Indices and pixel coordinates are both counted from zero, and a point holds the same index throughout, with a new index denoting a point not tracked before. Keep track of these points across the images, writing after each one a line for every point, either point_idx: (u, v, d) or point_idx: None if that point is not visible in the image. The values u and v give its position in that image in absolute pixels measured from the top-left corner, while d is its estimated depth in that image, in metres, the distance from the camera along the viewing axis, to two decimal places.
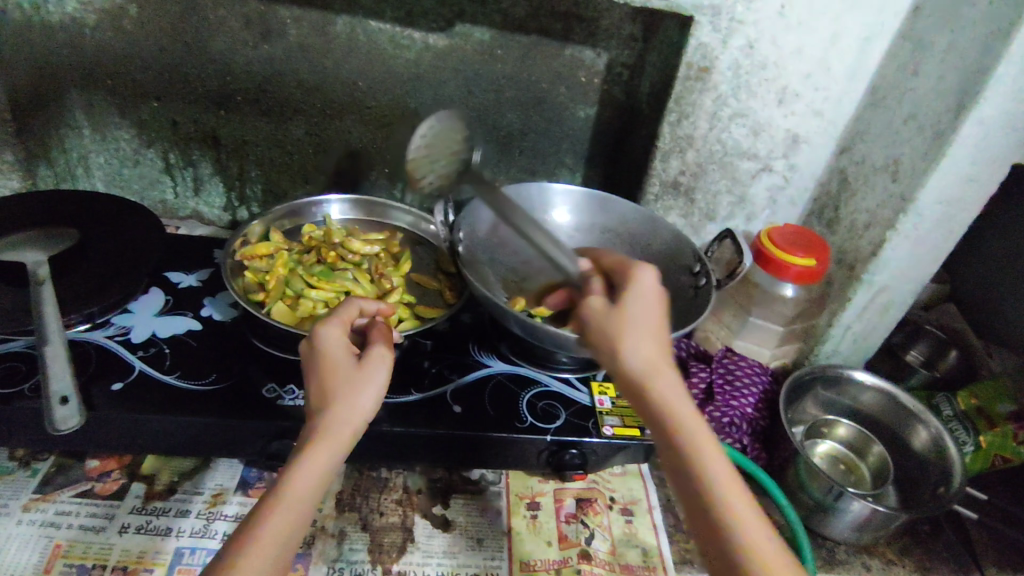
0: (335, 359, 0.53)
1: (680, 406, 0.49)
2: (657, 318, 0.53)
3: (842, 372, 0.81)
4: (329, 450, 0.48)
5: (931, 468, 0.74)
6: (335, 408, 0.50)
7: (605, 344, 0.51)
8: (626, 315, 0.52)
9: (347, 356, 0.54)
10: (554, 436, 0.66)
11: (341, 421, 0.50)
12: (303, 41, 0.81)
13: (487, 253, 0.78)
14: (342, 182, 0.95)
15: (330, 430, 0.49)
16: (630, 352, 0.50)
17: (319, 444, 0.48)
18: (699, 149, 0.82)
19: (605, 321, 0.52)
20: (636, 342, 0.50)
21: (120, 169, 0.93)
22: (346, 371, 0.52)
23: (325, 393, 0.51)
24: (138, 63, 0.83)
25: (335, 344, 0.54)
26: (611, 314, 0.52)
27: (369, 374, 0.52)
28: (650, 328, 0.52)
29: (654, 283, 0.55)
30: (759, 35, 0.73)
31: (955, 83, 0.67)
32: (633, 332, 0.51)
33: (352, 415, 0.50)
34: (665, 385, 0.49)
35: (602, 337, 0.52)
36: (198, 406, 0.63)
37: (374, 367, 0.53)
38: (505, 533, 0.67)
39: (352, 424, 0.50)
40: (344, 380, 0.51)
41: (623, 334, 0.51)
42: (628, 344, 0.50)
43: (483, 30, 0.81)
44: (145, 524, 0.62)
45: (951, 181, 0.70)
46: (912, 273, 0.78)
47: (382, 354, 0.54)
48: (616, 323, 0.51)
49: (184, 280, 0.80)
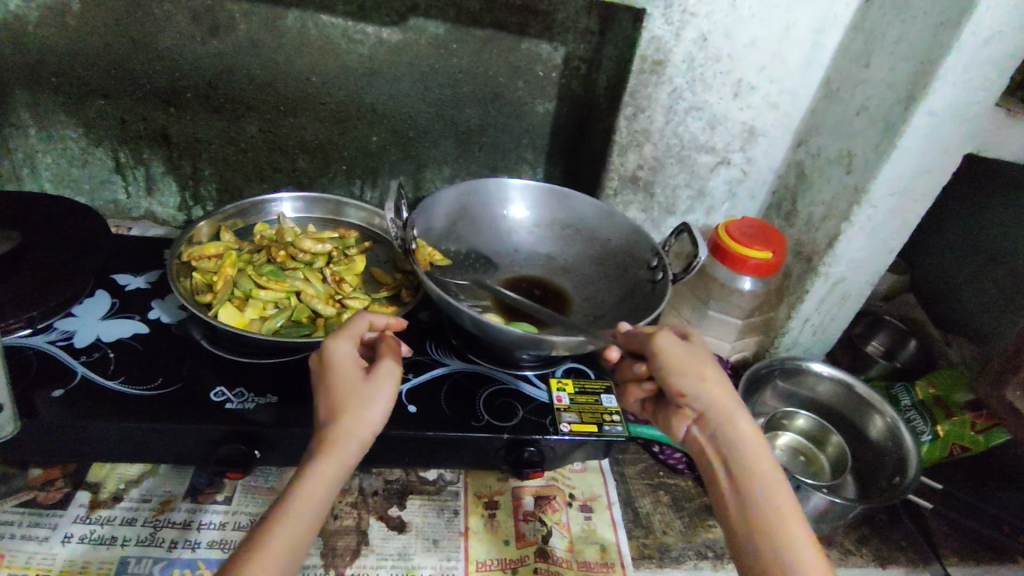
0: (346, 374, 0.53)
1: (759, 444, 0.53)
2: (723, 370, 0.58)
3: (800, 364, 0.81)
4: (335, 463, 0.49)
5: (889, 456, 0.75)
6: (342, 423, 0.50)
7: (695, 372, 0.55)
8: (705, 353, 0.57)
9: (355, 369, 0.53)
10: (510, 434, 0.65)
11: (347, 435, 0.50)
12: (254, 35, 0.79)
13: (443, 251, 0.77)
14: (298, 180, 0.93)
15: (337, 445, 0.50)
16: (718, 384, 0.55)
17: (326, 458, 0.49)
18: (656, 143, 0.82)
19: (691, 351, 0.56)
20: (723, 377, 0.56)
21: (69, 169, 0.90)
22: (354, 384, 0.52)
23: (332, 405, 0.51)
24: (83, 60, 0.80)
25: (346, 357, 0.54)
26: (693, 351, 0.57)
27: (374, 386, 0.52)
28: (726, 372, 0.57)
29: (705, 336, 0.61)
30: (712, 27, 0.72)
31: (905, 74, 0.67)
32: (713, 370, 0.56)
33: (358, 429, 0.51)
34: (744, 422, 0.54)
35: (690, 364, 0.55)
36: (142, 412, 0.61)
37: (381, 381, 0.53)
38: (461, 534, 0.66)
39: (359, 436, 0.51)
40: (353, 395, 0.52)
41: (709, 367, 0.56)
42: (715, 380, 0.55)
43: (438, 24, 0.80)
44: (89, 534, 0.60)
45: (902, 172, 0.70)
46: (868, 264, 0.78)
47: (390, 366, 0.54)
48: (701, 357, 0.56)
49: (132, 282, 0.78)
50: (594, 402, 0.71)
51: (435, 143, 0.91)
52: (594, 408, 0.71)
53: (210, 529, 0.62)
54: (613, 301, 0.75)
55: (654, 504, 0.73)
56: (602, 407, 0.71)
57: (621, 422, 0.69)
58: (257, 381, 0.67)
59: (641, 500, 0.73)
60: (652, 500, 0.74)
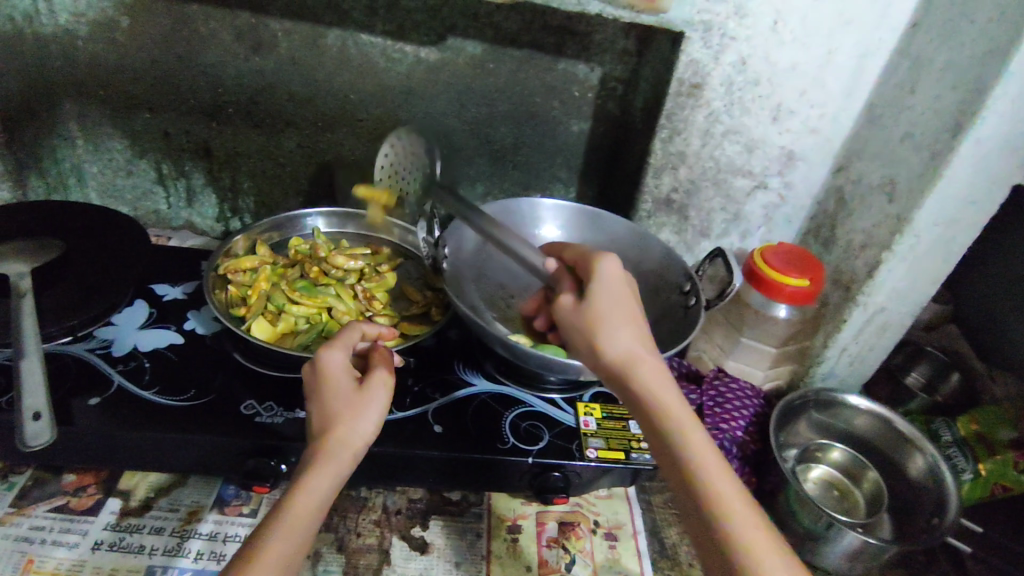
0: (336, 383, 0.54)
1: (665, 391, 0.50)
2: (633, 304, 0.54)
3: (835, 395, 0.79)
4: (329, 476, 0.49)
5: (927, 495, 0.72)
6: (335, 435, 0.51)
7: (586, 338, 0.53)
8: (600, 305, 0.53)
9: (351, 384, 0.55)
10: (536, 458, 0.65)
11: (341, 444, 0.51)
12: (295, 54, 0.81)
13: (474, 271, 0.77)
14: (333, 195, 0.94)
15: (332, 454, 0.50)
16: (611, 339, 0.52)
17: (320, 466, 0.49)
18: (692, 166, 0.81)
19: (582, 309, 0.53)
20: (620, 326, 0.52)
21: (114, 179, 0.93)
22: (349, 394, 0.54)
23: (327, 417, 0.52)
24: (130, 74, 0.83)
25: (340, 367, 0.55)
26: (588, 306, 0.53)
27: (372, 402, 0.54)
28: (633, 311, 0.54)
29: (618, 267, 0.55)
30: (752, 51, 0.71)
31: (952, 102, 0.65)
32: (612, 324, 0.52)
33: (353, 439, 0.51)
34: (649, 372, 0.51)
35: (581, 329, 0.53)
36: (174, 423, 0.62)
37: (374, 391, 0.54)
38: (483, 557, 0.65)
39: (353, 445, 0.51)
40: (346, 405, 0.53)
41: (602, 320, 0.53)
42: (609, 336, 0.52)
43: (475, 44, 0.81)
44: (118, 542, 0.61)
45: (948, 202, 0.68)
46: (909, 294, 0.76)
47: (383, 378, 0.56)
48: (594, 311, 0.53)
49: (169, 292, 0.79)
50: (622, 429, 0.70)
51: (469, 160, 0.91)
52: (621, 435, 0.70)
53: (235, 542, 0.62)
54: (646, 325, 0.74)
55: (680, 535, 0.71)
56: (630, 434, 0.70)
57: (649, 450, 0.68)
58: (286, 395, 0.67)
59: (667, 530, 0.72)
60: (679, 531, 0.72)
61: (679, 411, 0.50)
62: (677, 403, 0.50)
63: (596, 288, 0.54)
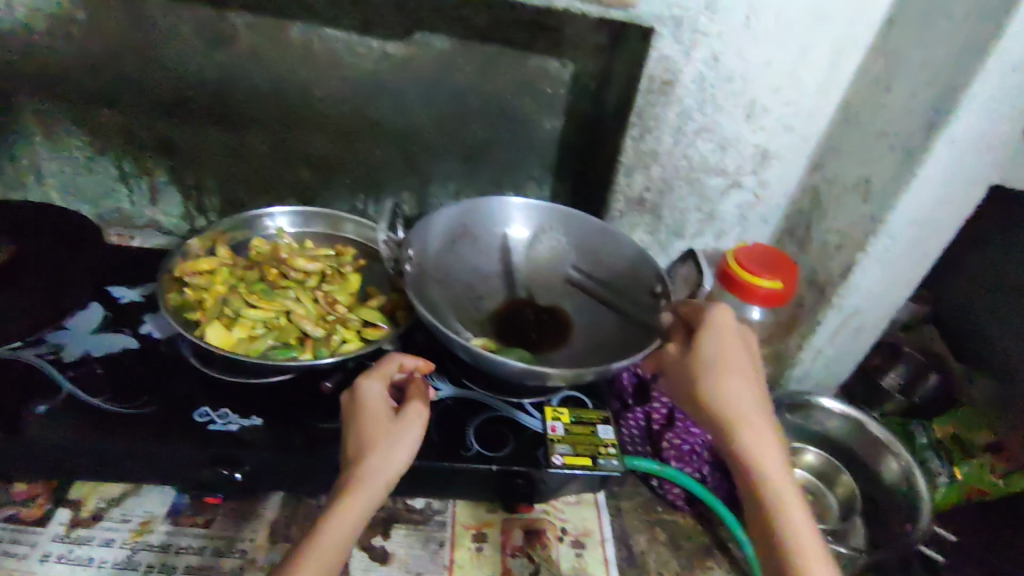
0: (375, 413, 0.55)
1: (768, 448, 0.54)
2: (743, 358, 0.58)
3: (810, 399, 0.77)
4: (362, 499, 0.50)
5: (902, 500, 0.71)
6: (369, 460, 0.52)
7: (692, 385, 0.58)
8: (711, 360, 0.58)
9: (386, 410, 0.56)
10: (499, 465, 0.64)
11: (373, 472, 0.51)
12: (257, 48, 0.79)
13: (443, 271, 0.75)
14: (301, 193, 0.92)
15: (365, 483, 0.51)
16: (717, 390, 0.56)
17: (352, 494, 0.50)
18: (664, 165, 0.79)
19: (689, 361, 0.59)
20: (733, 380, 0.57)
21: (74, 177, 0.90)
22: (383, 424, 0.54)
23: (361, 443, 0.53)
24: (89, 70, 0.81)
25: (377, 398, 0.56)
26: (697, 356, 0.59)
27: (402, 428, 0.54)
28: (751, 369, 0.58)
29: (734, 321, 0.60)
30: (724, 47, 0.69)
31: (927, 100, 0.64)
32: (718, 374, 0.57)
33: (384, 467, 0.52)
34: (753, 428, 0.55)
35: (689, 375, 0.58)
36: (124, 431, 0.61)
37: (408, 421, 0.55)
38: (445, 567, 0.64)
39: (384, 474, 0.52)
40: (382, 435, 0.53)
41: (708, 371, 0.57)
42: (714, 385, 0.57)
43: (443, 39, 0.78)
44: (67, 553, 0.59)
45: (922, 203, 0.67)
46: (884, 296, 0.75)
47: (417, 408, 0.56)
48: (704, 363, 0.58)
49: (126, 295, 0.77)
50: (590, 434, 0.68)
51: (440, 158, 0.89)
52: (590, 440, 0.68)
53: (187, 554, 0.61)
54: (616, 327, 0.73)
55: (649, 542, 0.70)
56: (599, 440, 0.68)
57: (617, 456, 0.67)
58: (242, 401, 0.66)
59: (636, 537, 0.70)
60: (648, 538, 0.71)
61: (778, 471, 0.53)
62: (776, 462, 0.54)
63: (705, 339, 0.59)
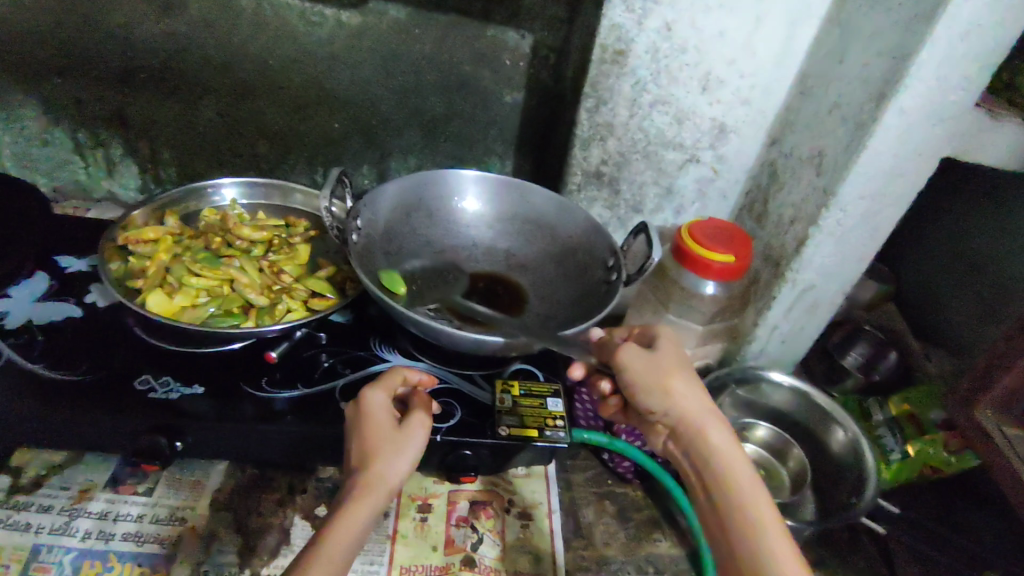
0: (379, 422, 0.54)
1: (731, 444, 0.52)
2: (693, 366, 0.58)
3: (761, 373, 0.77)
4: (368, 506, 0.49)
5: (849, 471, 0.72)
6: (374, 468, 0.50)
7: (658, 383, 0.54)
8: (674, 360, 0.55)
9: (389, 420, 0.54)
10: (443, 436, 0.63)
11: (378, 480, 0.50)
12: (207, 16, 0.77)
13: (393, 242, 0.74)
14: (258, 166, 0.91)
15: (370, 489, 0.49)
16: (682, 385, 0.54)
17: (359, 500, 0.49)
18: (620, 138, 0.78)
19: (652, 358, 0.55)
20: (693, 379, 0.55)
21: (28, 149, 0.89)
22: (387, 432, 0.53)
23: (364, 451, 0.52)
24: (37, 38, 0.79)
25: (381, 406, 0.55)
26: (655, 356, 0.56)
27: (406, 437, 0.53)
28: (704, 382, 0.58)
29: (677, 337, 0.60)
30: (677, 16, 0.68)
31: (877, 71, 0.63)
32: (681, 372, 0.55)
33: (388, 475, 0.51)
34: (718, 432, 0.53)
35: (652, 373, 0.54)
36: (61, 398, 0.60)
37: (412, 430, 0.54)
38: (388, 537, 0.64)
39: (388, 483, 0.50)
40: (386, 442, 0.52)
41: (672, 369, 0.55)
42: (679, 382, 0.54)
43: (397, 8, 0.77)
44: (4, 519, 0.59)
45: (873, 176, 0.66)
46: (837, 272, 0.75)
47: (420, 419, 0.55)
48: (667, 361, 0.55)
49: (73, 265, 0.76)
50: (539, 406, 0.68)
51: (399, 132, 0.88)
52: (539, 413, 0.67)
53: (126, 521, 0.60)
54: (568, 300, 0.73)
55: (597, 514, 0.70)
56: (547, 411, 0.68)
57: (564, 428, 0.66)
58: (184, 370, 0.65)
59: (584, 509, 0.70)
60: (596, 510, 0.70)
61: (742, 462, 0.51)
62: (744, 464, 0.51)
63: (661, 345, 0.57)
